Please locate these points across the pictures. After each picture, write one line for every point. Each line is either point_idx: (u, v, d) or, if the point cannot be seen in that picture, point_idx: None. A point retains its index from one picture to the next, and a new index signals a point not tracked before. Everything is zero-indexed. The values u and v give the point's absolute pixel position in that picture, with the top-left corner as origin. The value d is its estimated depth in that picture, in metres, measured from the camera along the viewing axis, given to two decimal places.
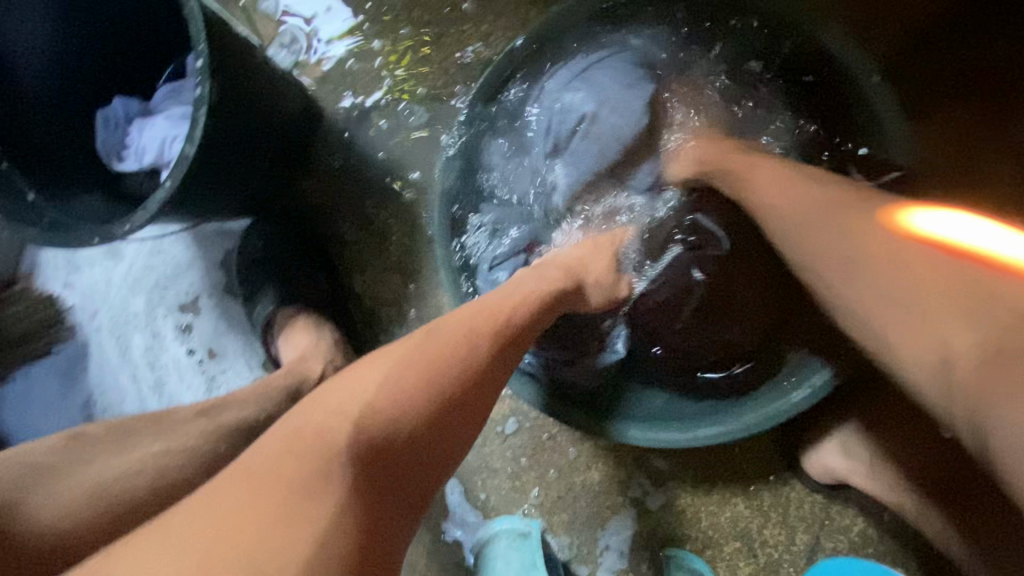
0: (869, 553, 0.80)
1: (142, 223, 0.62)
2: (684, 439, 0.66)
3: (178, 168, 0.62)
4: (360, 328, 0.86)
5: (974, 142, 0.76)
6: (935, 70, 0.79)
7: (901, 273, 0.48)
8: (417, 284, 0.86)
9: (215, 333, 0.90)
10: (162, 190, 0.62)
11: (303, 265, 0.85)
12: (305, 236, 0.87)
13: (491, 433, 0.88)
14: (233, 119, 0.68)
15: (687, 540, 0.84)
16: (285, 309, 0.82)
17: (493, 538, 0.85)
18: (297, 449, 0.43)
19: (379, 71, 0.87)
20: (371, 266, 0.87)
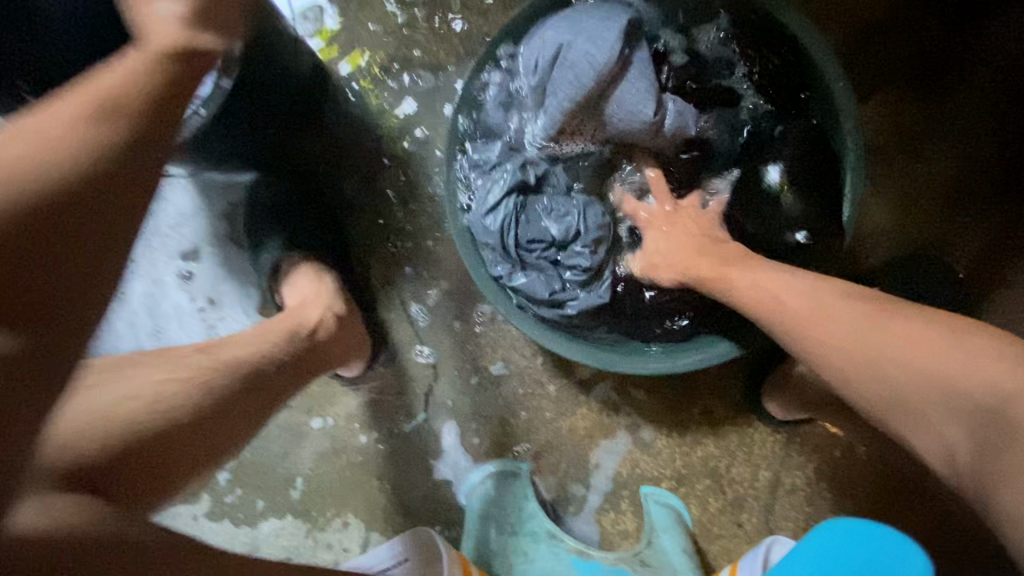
0: (823, 486, 0.90)
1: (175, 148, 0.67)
2: (668, 367, 0.75)
3: (213, 100, 0.69)
4: (361, 278, 0.93)
5: (908, 130, 0.90)
6: (882, 59, 0.89)
7: (926, 355, 0.59)
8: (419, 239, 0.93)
9: (215, 282, 0.94)
10: (196, 117, 0.67)
11: (312, 217, 0.90)
12: (312, 190, 0.92)
13: (485, 382, 0.93)
14: (261, 68, 0.75)
15: (663, 478, 0.92)
16: (289, 257, 0.85)
17: (485, 478, 0.91)
18: None
19: (385, 41, 0.93)
20: (378, 220, 0.93)
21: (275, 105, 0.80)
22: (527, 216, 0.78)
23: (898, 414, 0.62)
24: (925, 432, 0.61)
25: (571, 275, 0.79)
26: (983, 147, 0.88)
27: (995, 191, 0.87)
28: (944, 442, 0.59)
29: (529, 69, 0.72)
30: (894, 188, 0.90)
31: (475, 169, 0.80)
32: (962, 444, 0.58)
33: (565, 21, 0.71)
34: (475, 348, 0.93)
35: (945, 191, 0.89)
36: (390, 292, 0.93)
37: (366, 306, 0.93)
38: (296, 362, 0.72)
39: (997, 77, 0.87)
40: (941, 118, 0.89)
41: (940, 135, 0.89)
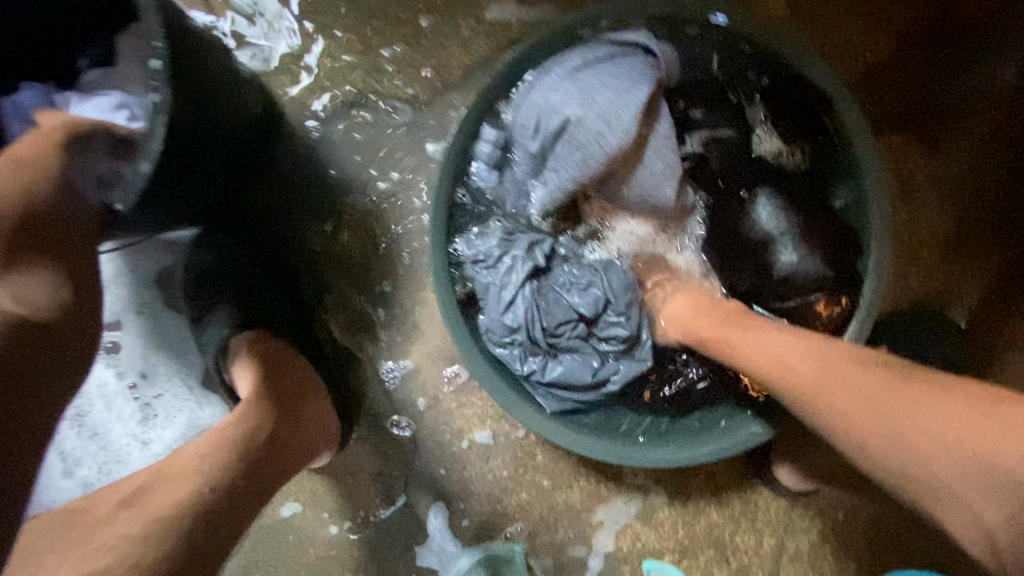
0: (828, 550, 0.86)
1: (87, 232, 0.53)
2: (681, 458, 0.65)
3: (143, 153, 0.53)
4: (327, 346, 0.80)
5: (910, 180, 0.87)
6: (885, 105, 0.86)
7: (944, 422, 0.46)
8: (394, 299, 0.81)
9: (147, 356, 0.78)
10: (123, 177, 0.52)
11: (265, 280, 0.77)
12: (263, 247, 0.79)
13: (472, 457, 0.84)
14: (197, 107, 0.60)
15: (665, 551, 0.86)
16: (239, 333, 0.72)
17: (476, 564, 0.81)
18: None
19: (349, 72, 0.80)
20: (344, 279, 0.81)
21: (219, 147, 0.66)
22: (547, 296, 0.66)
23: (924, 495, 0.47)
24: (956, 513, 0.47)
25: (607, 346, 0.68)
26: (979, 200, 0.87)
27: (989, 245, 0.86)
28: (983, 526, 0.46)
29: (525, 134, 0.62)
30: (894, 238, 0.87)
31: (473, 234, 0.67)
32: (1002, 526, 0.45)
33: (564, 75, 0.60)
34: (460, 421, 0.83)
35: (943, 244, 0.87)
36: (362, 361, 0.81)
37: (333, 377, 0.81)
38: (254, 475, 0.59)
39: (995, 129, 0.85)
40: (942, 168, 0.87)
41: (938, 180, 0.87)
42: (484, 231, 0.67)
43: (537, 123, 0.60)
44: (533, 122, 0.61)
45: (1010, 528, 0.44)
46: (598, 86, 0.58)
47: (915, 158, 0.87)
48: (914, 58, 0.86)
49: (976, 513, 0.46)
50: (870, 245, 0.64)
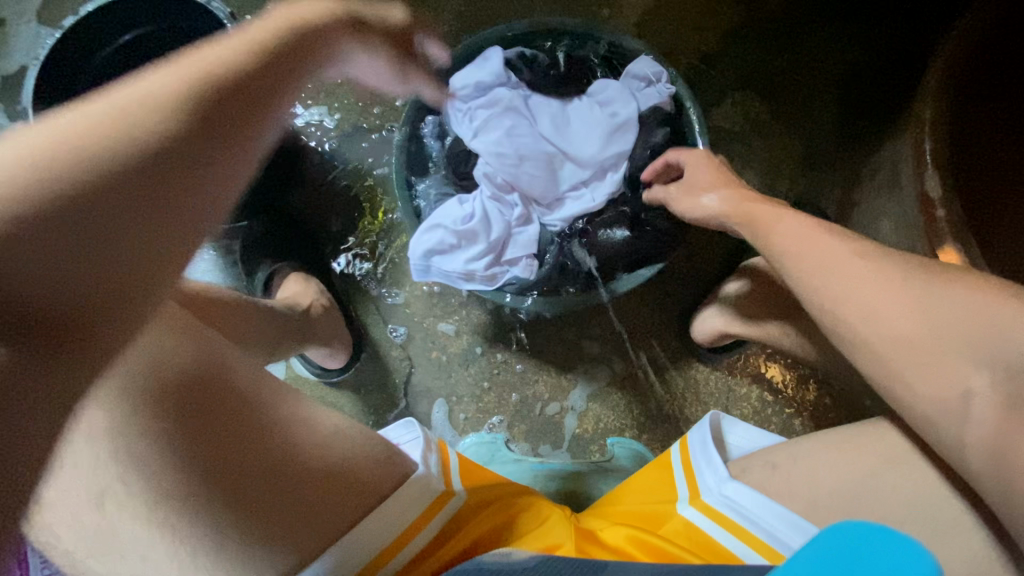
0: (768, 413, 0.99)
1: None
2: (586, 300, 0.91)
3: None
4: (341, 290, 1.09)
5: (761, 120, 1.14)
6: (725, 75, 1.16)
7: (951, 300, 0.55)
8: (386, 253, 1.11)
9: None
10: None
11: (299, 245, 1.10)
12: (297, 226, 1.12)
13: (456, 365, 1.06)
14: None
15: (627, 429, 1.00)
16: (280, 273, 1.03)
17: (465, 446, 0.99)
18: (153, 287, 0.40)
19: (350, 112, 1.19)
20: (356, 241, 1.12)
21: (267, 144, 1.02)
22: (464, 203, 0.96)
23: (911, 361, 0.55)
24: (934, 380, 0.54)
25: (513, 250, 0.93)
26: (817, 125, 1.13)
27: (835, 155, 1.11)
28: (962, 389, 0.53)
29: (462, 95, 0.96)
30: (759, 162, 1.13)
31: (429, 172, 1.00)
32: (986, 390, 0.52)
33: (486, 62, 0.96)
34: (445, 337, 1.07)
35: (801, 158, 1.12)
36: (367, 299, 1.09)
37: (348, 313, 1.08)
38: (284, 327, 0.84)
39: (813, 78, 1.14)
40: (782, 110, 1.14)
41: (790, 113, 1.14)
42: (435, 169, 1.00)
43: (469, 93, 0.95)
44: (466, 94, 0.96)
45: (994, 394, 0.52)
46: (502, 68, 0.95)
47: (766, 101, 1.15)
48: (749, 36, 1.16)
49: (962, 379, 0.53)
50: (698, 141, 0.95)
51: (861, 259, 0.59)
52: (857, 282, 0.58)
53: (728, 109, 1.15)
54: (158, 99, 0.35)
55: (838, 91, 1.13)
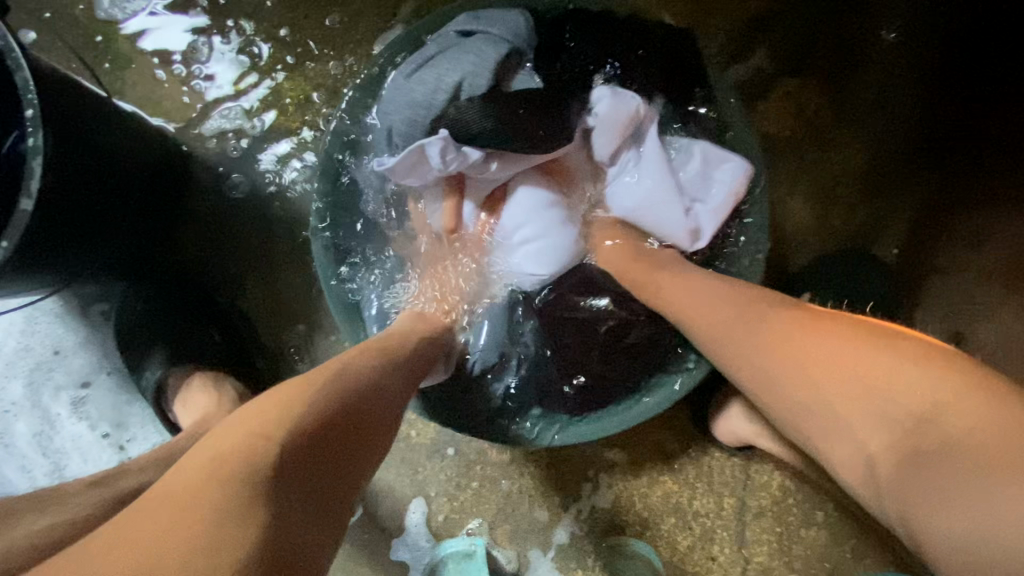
0: (791, 504, 0.86)
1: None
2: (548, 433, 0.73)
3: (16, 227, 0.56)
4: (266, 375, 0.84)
5: (816, 121, 0.84)
6: (772, 49, 0.83)
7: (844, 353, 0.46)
8: (318, 322, 0.85)
9: (105, 406, 0.84)
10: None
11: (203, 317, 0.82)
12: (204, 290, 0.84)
13: (424, 459, 0.87)
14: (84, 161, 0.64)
15: (627, 526, 0.86)
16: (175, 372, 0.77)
17: (441, 561, 0.84)
18: (227, 464, 0.39)
19: (250, 111, 0.86)
20: (282, 304, 0.85)
21: (119, 193, 0.71)
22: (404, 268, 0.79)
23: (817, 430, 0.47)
24: (842, 439, 0.45)
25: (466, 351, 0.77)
26: (891, 129, 0.83)
27: (908, 171, 0.82)
28: (862, 456, 0.44)
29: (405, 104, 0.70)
30: (811, 182, 0.84)
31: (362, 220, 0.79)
32: (885, 453, 0.43)
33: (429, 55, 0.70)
34: (407, 425, 0.86)
35: (862, 179, 0.83)
36: None
37: None
38: None
39: (891, 56, 0.83)
40: (846, 105, 0.84)
41: (853, 110, 0.84)
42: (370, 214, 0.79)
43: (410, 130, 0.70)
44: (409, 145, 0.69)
45: (892, 459, 0.42)
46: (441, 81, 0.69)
47: (822, 91, 0.84)
48: None
49: (859, 441, 0.44)
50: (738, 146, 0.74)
51: (781, 323, 0.51)
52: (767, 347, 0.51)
53: (773, 103, 0.84)
54: (367, 380, 0.52)
55: (925, 76, 0.82)
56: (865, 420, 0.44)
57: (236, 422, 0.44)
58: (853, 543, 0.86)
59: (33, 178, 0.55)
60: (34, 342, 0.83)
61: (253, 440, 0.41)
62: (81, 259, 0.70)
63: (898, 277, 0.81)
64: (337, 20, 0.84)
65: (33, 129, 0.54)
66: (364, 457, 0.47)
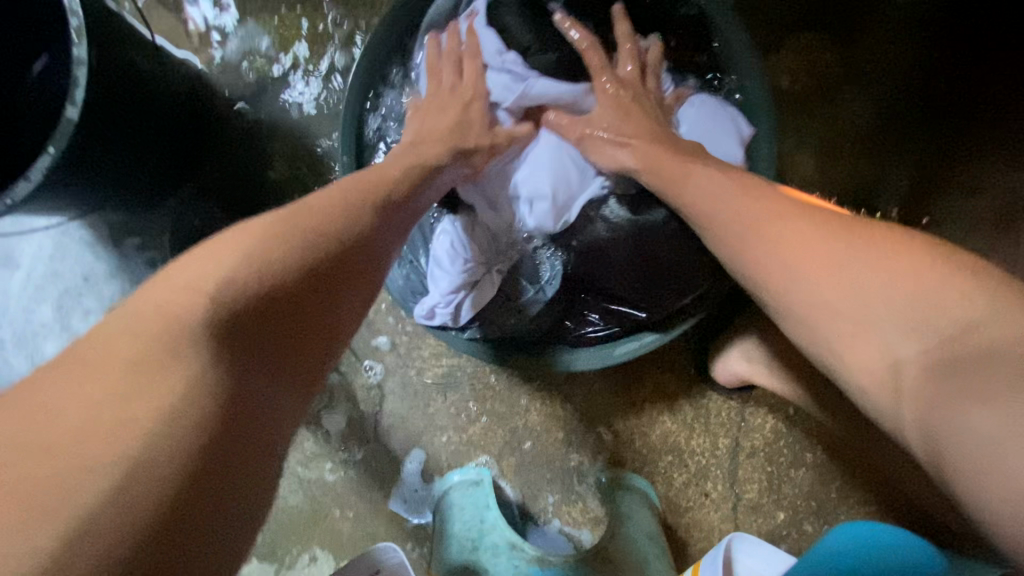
0: (782, 445, 0.90)
1: (26, 195, 0.59)
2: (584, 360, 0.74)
3: (61, 134, 0.58)
4: None
5: (827, 78, 0.86)
6: (787, 5, 0.85)
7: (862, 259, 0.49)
8: None
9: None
10: (46, 155, 0.58)
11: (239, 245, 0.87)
12: (231, 221, 0.87)
13: (434, 393, 0.90)
14: (123, 80, 0.66)
15: (626, 462, 0.91)
16: None
17: (448, 490, 0.88)
18: (146, 321, 0.39)
19: (270, 46, 0.87)
20: None
21: (151, 116, 0.73)
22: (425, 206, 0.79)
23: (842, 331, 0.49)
24: (865, 341, 0.48)
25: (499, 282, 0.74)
26: (901, 86, 0.85)
27: (911, 128, 0.85)
28: (893, 360, 0.46)
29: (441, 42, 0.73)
30: (818, 137, 0.87)
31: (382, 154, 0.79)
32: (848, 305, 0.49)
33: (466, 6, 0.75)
34: (419, 361, 0.90)
35: (866, 135, 0.86)
36: None
37: None
38: None
39: (905, 15, 0.84)
40: (857, 62, 0.86)
41: (861, 67, 0.86)
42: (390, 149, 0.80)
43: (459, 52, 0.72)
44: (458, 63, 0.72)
45: (919, 360, 0.45)
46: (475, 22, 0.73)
47: (832, 46, 0.86)
48: None
49: (890, 345, 0.46)
50: (748, 87, 0.75)
51: (799, 234, 0.52)
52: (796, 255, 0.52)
53: (783, 59, 0.86)
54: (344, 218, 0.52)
55: (937, 34, 0.83)
56: (892, 328, 0.46)
57: (202, 254, 0.44)
58: (839, 483, 0.90)
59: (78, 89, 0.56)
60: (60, 268, 0.87)
61: (187, 293, 0.41)
62: (117, 179, 0.73)
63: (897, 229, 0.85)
64: None
65: (80, 42, 0.56)
66: (338, 300, 0.49)
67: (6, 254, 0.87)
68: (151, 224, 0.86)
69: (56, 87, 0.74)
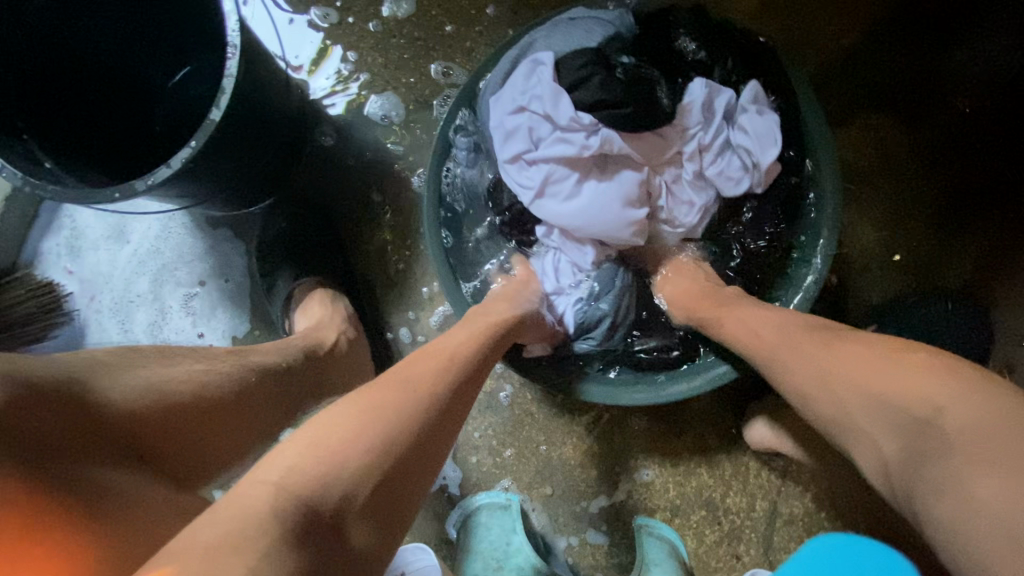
0: (823, 517, 0.87)
1: (163, 179, 0.67)
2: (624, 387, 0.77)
3: (203, 132, 0.68)
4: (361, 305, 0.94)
5: (892, 159, 0.89)
6: (856, 90, 0.89)
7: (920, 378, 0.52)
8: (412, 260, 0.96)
9: (210, 311, 0.97)
10: (187, 147, 0.68)
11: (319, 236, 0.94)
12: (316, 220, 0.95)
13: (476, 411, 0.93)
14: (252, 92, 0.75)
15: (657, 510, 0.89)
16: (300, 286, 0.88)
17: (476, 510, 0.89)
18: None
19: (375, 79, 0.96)
20: (381, 247, 0.96)
21: (270, 128, 0.82)
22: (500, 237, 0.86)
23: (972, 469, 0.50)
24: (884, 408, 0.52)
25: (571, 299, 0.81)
26: (963, 177, 0.86)
27: (986, 207, 0.85)
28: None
29: (519, 115, 0.75)
30: (881, 208, 0.89)
31: (461, 179, 0.85)
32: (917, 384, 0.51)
33: (539, 62, 0.74)
34: None
35: (933, 212, 0.87)
36: (396, 316, 0.96)
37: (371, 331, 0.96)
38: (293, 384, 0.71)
39: (966, 122, 0.87)
40: (923, 151, 0.88)
41: (934, 148, 0.88)
42: (470, 178, 0.84)
43: (523, 115, 0.75)
44: (523, 128, 0.75)
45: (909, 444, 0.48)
46: (543, 89, 0.72)
47: (902, 126, 0.89)
48: (896, 37, 0.89)
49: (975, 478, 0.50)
50: (818, 146, 0.77)
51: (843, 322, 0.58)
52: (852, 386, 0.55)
53: (853, 131, 0.90)
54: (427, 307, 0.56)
55: (1001, 142, 0.85)
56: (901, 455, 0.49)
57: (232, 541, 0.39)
58: None
59: (224, 92, 0.67)
60: (161, 247, 0.97)
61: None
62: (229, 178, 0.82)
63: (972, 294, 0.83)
64: (464, 14, 0.95)
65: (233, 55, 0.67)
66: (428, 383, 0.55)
67: (118, 230, 0.98)
68: (257, 216, 0.95)
69: (196, 96, 0.85)
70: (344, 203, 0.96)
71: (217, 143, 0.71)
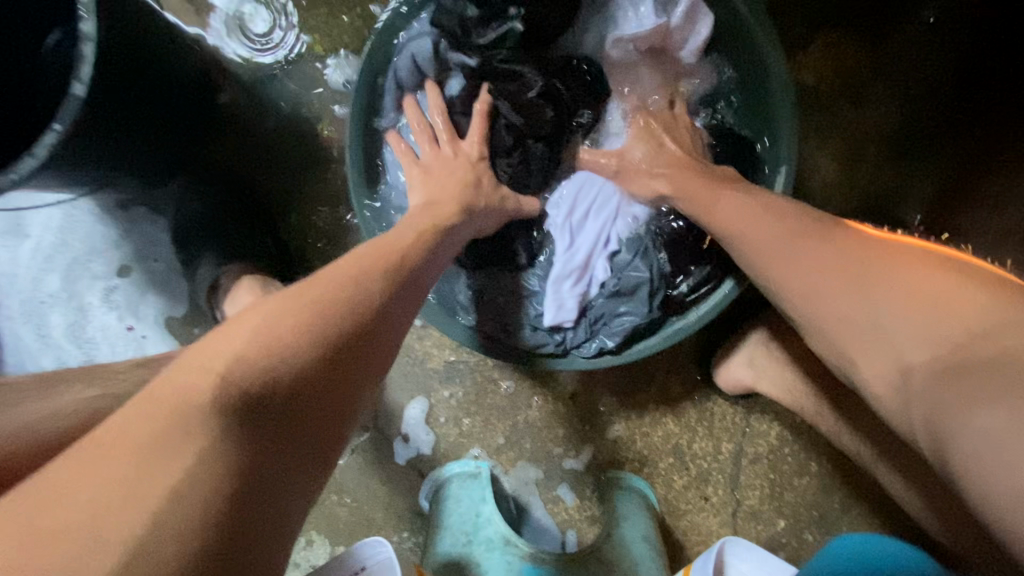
0: (786, 453, 0.89)
1: (32, 170, 0.60)
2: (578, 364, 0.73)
3: (68, 112, 0.60)
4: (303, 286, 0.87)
5: (852, 81, 0.83)
6: (813, 2, 0.82)
7: (798, 248, 0.54)
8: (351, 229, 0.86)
9: (136, 300, 0.89)
10: (51, 132, 0.60)
11: (242, 212, 0.85)
12: (241, 194, 0.86)
13: (438, 382, 0.90)
14: (130, 59, 0.65)
15: (625, 462, 0.90)
16: (226, 272, 0.81)
17: (445, 481, 0.88)
18: None
19: (284, 29, 0.85)
20: (314, 220, 0.86)
21: (167, 99, 0.74)
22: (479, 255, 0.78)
23: (853, 338, 0.50)
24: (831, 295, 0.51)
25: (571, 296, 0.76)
26: (926, 96, 0.82)
27: (949, 127, 0.82)
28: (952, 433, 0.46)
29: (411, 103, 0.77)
30: (841, 136, 0.84)
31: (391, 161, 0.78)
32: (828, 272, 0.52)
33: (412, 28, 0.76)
34: (422, 351, 0.90)
35: (892, 138, 0.83)
36: None
37: None
38: None
39: (929, 33, 0.81)
40: (882, 68, 0.83)
41: (897, 66, 0.83)
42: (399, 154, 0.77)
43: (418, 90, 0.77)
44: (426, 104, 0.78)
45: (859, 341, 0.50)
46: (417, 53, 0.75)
47: (863, 45, 0.83)
48: None
49: (901, 353, 0.46)
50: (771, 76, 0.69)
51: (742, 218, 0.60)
52: (766, 264, 0.57)
53: (815, 52, 0.83)
54: None
55: (963, 55, 0.81)
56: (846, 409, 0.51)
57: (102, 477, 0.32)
58: (841, 494, 0.89)
59: (83, 65, 0.58)
60: (70, 239, 0.88)
61: None
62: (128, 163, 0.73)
63: (933, 219, 0.83)
64: None
65: (86, 16, 0.58)
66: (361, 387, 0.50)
67: (15, 225, 0.88)
68: (173, 196, 0.86)
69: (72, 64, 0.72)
70: (267, 172, 0.87)
71: (92, 121, 0.63)
